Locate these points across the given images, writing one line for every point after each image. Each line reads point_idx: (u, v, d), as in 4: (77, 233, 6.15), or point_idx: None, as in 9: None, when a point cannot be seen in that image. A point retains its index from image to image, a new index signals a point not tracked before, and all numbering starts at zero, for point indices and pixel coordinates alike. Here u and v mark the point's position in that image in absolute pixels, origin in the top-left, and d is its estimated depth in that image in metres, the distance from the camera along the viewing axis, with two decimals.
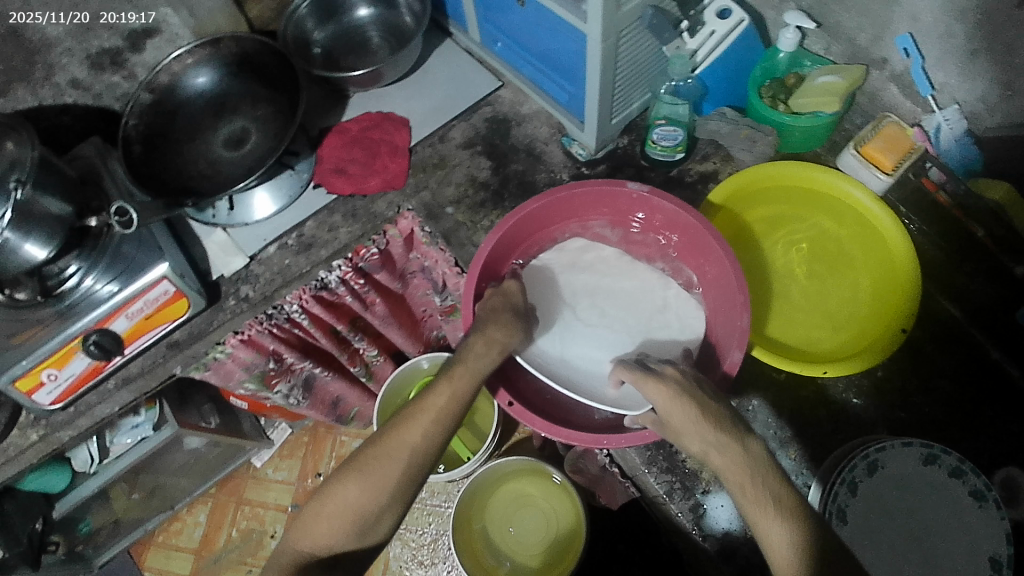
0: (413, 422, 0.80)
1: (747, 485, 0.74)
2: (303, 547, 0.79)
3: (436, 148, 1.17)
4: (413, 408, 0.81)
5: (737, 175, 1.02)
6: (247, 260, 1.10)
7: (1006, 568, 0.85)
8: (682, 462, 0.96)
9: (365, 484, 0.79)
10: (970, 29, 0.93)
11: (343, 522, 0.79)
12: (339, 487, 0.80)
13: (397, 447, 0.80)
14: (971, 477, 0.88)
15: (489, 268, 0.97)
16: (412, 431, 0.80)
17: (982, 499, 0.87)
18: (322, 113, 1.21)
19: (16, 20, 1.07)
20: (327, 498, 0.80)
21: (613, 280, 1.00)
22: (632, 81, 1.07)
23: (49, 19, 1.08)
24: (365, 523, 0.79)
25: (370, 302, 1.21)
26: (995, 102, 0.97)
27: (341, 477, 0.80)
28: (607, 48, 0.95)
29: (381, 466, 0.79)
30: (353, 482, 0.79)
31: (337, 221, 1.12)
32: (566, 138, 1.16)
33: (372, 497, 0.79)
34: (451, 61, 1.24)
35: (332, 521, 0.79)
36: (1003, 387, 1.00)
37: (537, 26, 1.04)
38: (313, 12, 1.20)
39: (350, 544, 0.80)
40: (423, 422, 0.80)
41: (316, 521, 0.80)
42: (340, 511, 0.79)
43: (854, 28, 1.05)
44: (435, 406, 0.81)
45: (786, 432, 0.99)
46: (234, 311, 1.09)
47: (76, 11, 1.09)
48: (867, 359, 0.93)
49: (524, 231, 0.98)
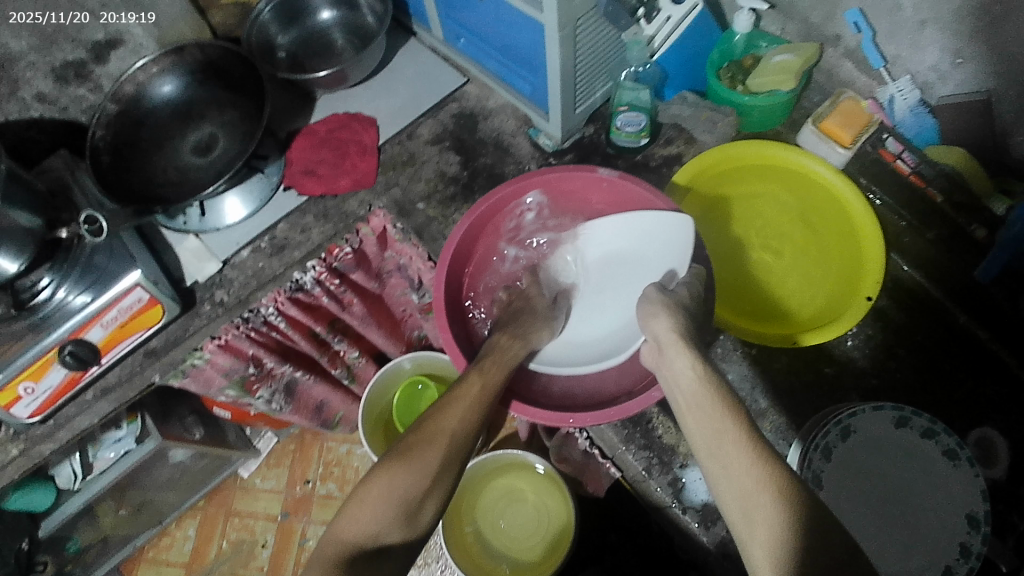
0: (450, 410, 0.79)
1: (708, 414, 0.72)
2: (344, 539, 0.70)
3: (404, 146, 1.18)
4: (446, 399, 0.80)
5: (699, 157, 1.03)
6: (220, 264, 1.11)
7: (984, 523, 0.86)
8: (661, 439, 0.96)
9: (418, 467, 0.74)
10: (917, 0, 0.93)
11: (397, 509, 0.71)
12: (381, 474, 0.73)
13: (437, 431, 0.77)
14: (943, 437, 0.89)
15: (455, 278, 0.98)
16: (450, 418, 0.78)
17: (956, 458, 0.89)
18: (289, 116, 1.21)
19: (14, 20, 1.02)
20: (372, 488, 0.72)
21: (586, 249, 1.00)
22: (592, 72, 1.08)
23: (48, 19, 1.04)
24: (413, 514, 0.72)
25: (347, 302, 1.22)
26: (947, 71, 0.97)
27: (389, 465, 0.74)
28: (566, 37, 0.96)
29: (425, 451, 0.75)
30: (406, 466, 0.73)
31: (309, 222, 1.13)
32: (533, 130, 1.17)
33: (419, 480, 0.73)
34: (416, 60, 1.25)
35: (377, 509, 0.71)
36: (972, 351, 1.01)
37: (496, 19, 1.06)
38: (276, 17, 1.20)
39: (395, 539, 0.72)
40: (460, 408, 0.79)
41: (360, 511, 0.71)
42: (389, 497, 0.72)
43: (808, 8, 1.06)
44: (472, 394, 0.80)
45: (762, 404, 0.99)
46: (209, 316, 1.09)
47: (76, 12, 1.06)
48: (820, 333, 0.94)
49: (483, 227, 1.00)
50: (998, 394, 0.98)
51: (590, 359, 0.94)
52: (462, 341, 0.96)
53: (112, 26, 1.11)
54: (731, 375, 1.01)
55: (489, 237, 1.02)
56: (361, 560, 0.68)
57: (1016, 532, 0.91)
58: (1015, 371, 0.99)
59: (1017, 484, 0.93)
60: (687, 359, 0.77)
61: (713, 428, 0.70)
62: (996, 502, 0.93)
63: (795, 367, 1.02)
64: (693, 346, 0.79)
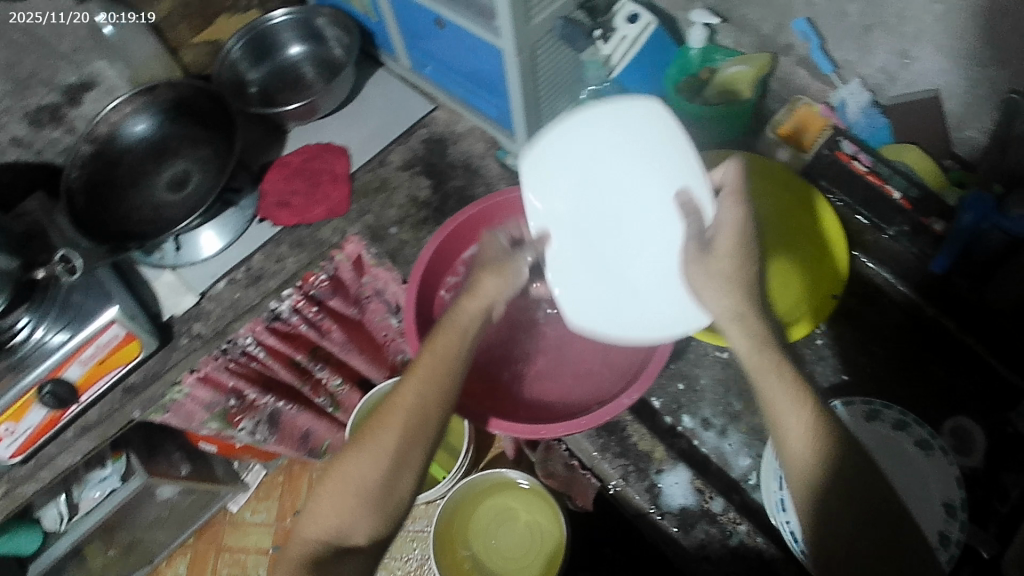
0: (408, 386, 0.75)
1: (775, 390, 0.69)
2: (312, 536, 0.73)
3: (376, 172, 1.20)
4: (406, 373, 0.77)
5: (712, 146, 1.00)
6: (198, 297, 1.13)
7: (961, 511, 0.88)
8: (636, 445, 0.99)
9: (375, 456, 0.73)
10: (862, 7, 0.95)
11: (358, 503, 0.72)
12: (339, 466, 0.74)
13: (393, 410, 0.74)
14: (914, 428, 0.93)
15: (427, 300, 1.00)
16: (406, 395, 0.75)
17: (928, 449, 0.92)
18: (261, 149, 1.23)
19: (15, 20, 1.01)
20: (332, 482, 0.74)
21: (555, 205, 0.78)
22: (555, 92, 1.11)
23: (48, 19, 1.04)
24: (376, 506, 0.73)
25: (325, 330, 1.18)
26: (896, 72, 0.99)
27: (349, 455, 0.74)
28: (524, 61, 1.00)
29: (380, 436, 0.74)
30: (364, 458, 0.73)
31: (284, 251, 1.15)
32: (501, 152, 1.19)
33: (376, 469, 0.73)
34: (385, 89, 1.27)
35: (339, 504, 0.73)
36: (942, 341, 1.05)
37: (458, 46, 1.09)
38: (246, 54, 1.22)
39: (361, 533, 0.73)
40: (415, 382, 0.75)
41: (325, 508, 0.73)
42: (349, 491, 0.72)
43: (759, 20, 1.06)
44: (428, 367, 0.76)
45: (735, 408, 1.01)
46: (188, 349, 1.11)
47: (76, 11, 1.06)
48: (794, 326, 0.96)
49: (455, 248, 1.02)
50: (968, 381, 1.02)
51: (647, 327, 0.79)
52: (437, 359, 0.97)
53: (132, 25, 1.14)
54: (705, 380, 1.03)
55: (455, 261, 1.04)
56: (327, 559, 0.71)
57: (998, 518, 0.94)
58: (983, 356, 1.03)
59: (992, 470, 0.97)
60: (745, 342, 0.70)
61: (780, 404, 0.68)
62: (975, 489, 0.97)
63: None
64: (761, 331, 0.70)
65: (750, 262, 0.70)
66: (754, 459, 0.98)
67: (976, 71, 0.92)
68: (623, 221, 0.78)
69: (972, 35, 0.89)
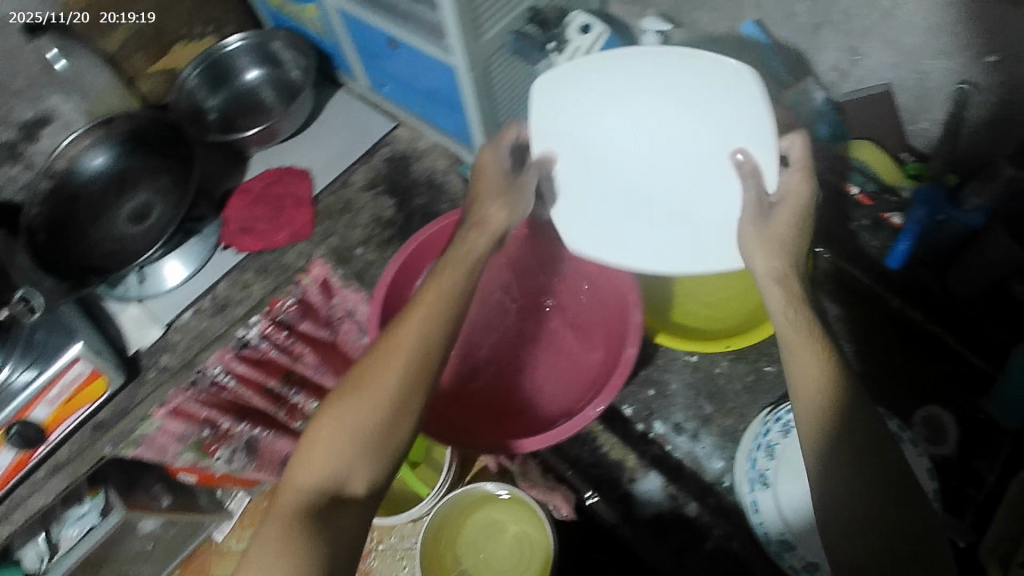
0: (407, 325, 0.71)
1: (796, 359, 0.66)
2: (303, 484, 0.63)
3: (339, 194, 1.19)
4: (404, 313, 0.72)
5: None
6: (163, 328, 1.12)
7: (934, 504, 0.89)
8: (607, 455, 1.01)
9: (377, 389, 0.67)
10: (809, 7, 0.95)
11: (360, 440, 0.65)
12: (336, 405, 0.67)
13: (394, 348, 0.69)
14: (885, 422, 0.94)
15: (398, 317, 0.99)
16: (409, 333, 0.70)
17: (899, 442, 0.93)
18: (223, 176, 1.21)
19: (16, 20, 1.03)
20: (325, 423, 0.66)
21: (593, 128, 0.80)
22: (512, 106, 1.11)
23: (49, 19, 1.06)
24: (378, 446, 0.65)
25: (297, 355, 1.09)
26: (847, 69, 0.99)
27: (344, 393, 0.67)
28: (478, 76, 1.00)
29: (380, 374, 0.68)
30: (364, 392, 0.67)
31: (250, 278, 1.14)
32: (464, 166, 1.18)
33: (377, 406, 0.66)
34: (345, 109, 1.26)
35: (335, 446, 0.65)
36: (912, 335, 1.07)
37: (412, 63, 1.08)
38: (203, 82, 1.22)
39: (362, 479, 0.65)
40: (417, 319, 0.71)
41: (319, 451, 0.65)
42: (349, 428, 0.65)
43: (711, 24, 1.07)
44: (428, 304, 0.72)
45: (706, 410, 1.02)
46: (156, 381, 1.11)
47: (77, 12, 1.08)
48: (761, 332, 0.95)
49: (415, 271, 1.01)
50: (938, 371, 1.05)
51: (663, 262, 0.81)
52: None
53: (112, 26, 1.13)
54: (674, 385, 1.04)
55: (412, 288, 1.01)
56: (321, 507, 0.62)
57: (973, 505, 0.97)
58: (960, 351, 1.04)
59: (965, 458, 1.00)
60: (784, 303, 0.69)
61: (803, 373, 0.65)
62: (950, 478, 0.99)
63: (735, 370, 1.04)
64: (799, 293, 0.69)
65: (804, 237, 0.71)
66: (727, 460, 0.99)
67: (926, 64, 0.92)
68: (663, 161, 0.79)
69: (918, 29, 0.89)
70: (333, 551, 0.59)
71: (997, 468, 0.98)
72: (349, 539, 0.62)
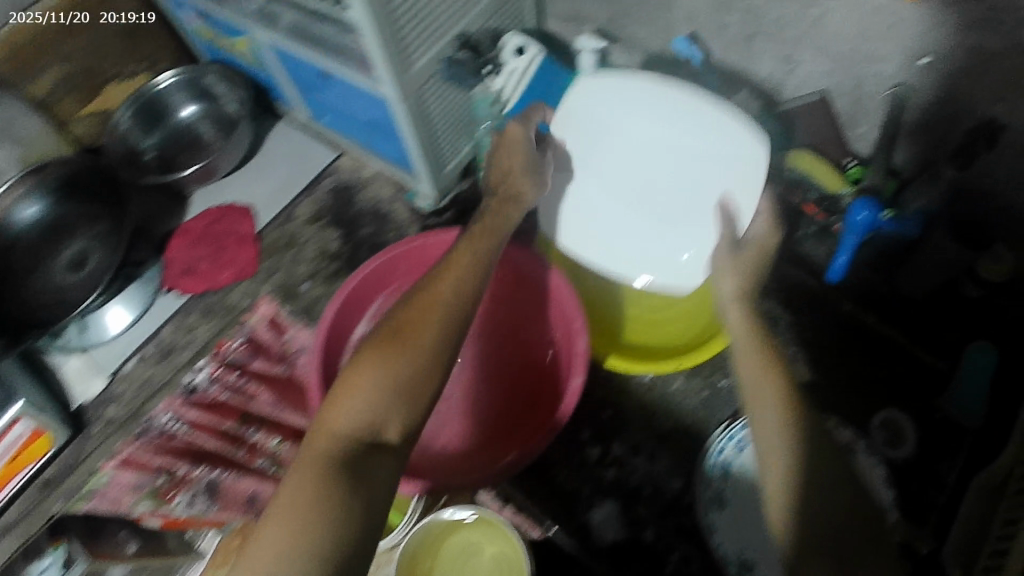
0: (443, 278, 0.70)
1: (752, 364, 0.67)
2: (340, 430, 0.59)
3: (284, 228, 1.16)
4: (436, 272, 0.72)
5: None
6: (107, 379, 1.09)
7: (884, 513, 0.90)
8: (562, 485, 0.99)
9: (414, 345, 0.64)
10: (739, 18, 0.94)
11: (395, 389, 0.61)
12: (368, 352, 0.64)
13: (430, 301, 0.68)
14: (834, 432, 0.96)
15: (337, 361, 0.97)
16: (445, 286, 0.70)
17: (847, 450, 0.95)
18: (163, 217, 1.18)
19: (16, 20, 1.04)
20: (367, 364, 0.63)
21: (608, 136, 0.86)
22: (452, 131, 1.09)
23: (49, 19, 1.07)
24: (419, 390, 0.62)
25: (252, 394, 1.06)
26: (784, 78, 0.98)
27: (382, 344, 0.64)
28: (411, 105, 0.98)
29: (423, 322, 0.66)
30: (401, 345, 0.64)
31: (194, 321, 1.12)
32: (410, 194, 1.17)
33: (419, 356, 0.63)
34: (286, 140, 1.24)
35: (373, 393, 0.61)
36: (870, 339, 1.06)
37: (346, 93, 1.06)
38: (138, 121, 1.19)
39: (396, 428, 0.61)
40: (455, 274, 0.71)
41: (352, 399, 0.61)
42: (382, 378, 0.62)
43: (648, 39, 1.05)
44: (465, 263, 0.73)
45: (663, 428, 1.02)
46: (102, 435, 1.07)
47: (78, 12, 1.10)
48: (698, 354, 0.93)
49: (359, 311, 1.00)
50: (885, 367, 1.04)
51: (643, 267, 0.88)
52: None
53: (111, 26, 1.15)
54: (630, 405, 1.03)
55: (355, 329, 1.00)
56: (359, 453, 0.58)
57: (936, 509, 0.96)
58: (912, 350, 1.04)
59: (926, 460, 0.99)
60: (739, 315, 0.73)
61: (754, 374, 0.67)
62: (910, 482, 0.98)
63: (689, 387, 1.03)
64: (754, 310, 0.73)
65: (760, 275, 0.77)
66: (686, 479, 0.98)
67: (859, 70, 0.91)
68: (658, 183, 0.84)
69: (849, 36, 0.88)
70: (363, 502, 0.55)
71: (957, 468, 0.97)
72: (382, 491, 0.58)
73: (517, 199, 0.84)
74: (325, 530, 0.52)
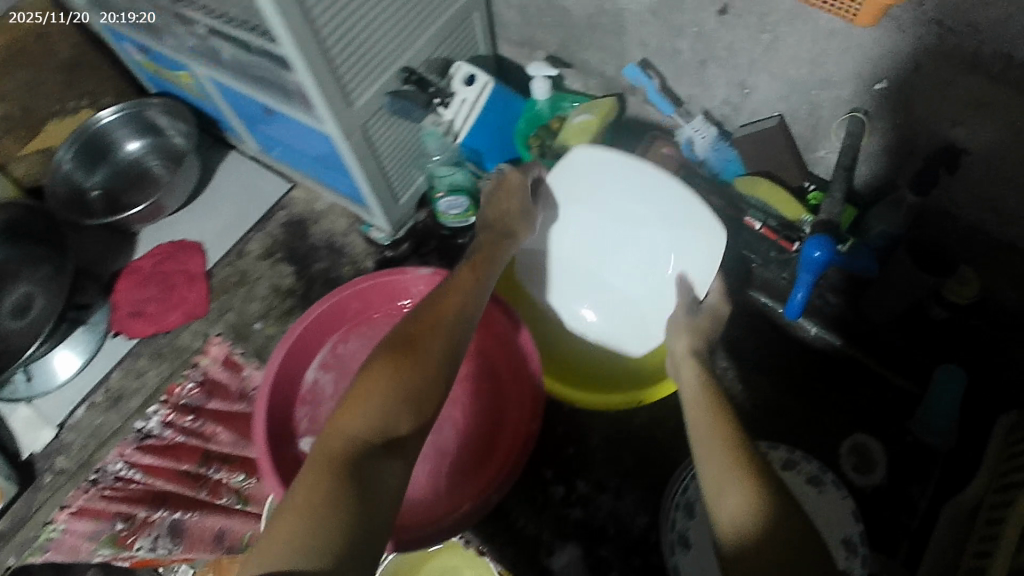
0: (448, 296, 0.74)
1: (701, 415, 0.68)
2: (349, 434, 0.60)
3: (235, 265, 1.14)
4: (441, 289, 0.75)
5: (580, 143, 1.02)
6: (56, 429, 1.06)
7: (860, 546, 0.86)
8: (523, 530, 0.96)
9: (421, 359, 0.66)
10: (691, 42, 0.92)
11: (403, 398, 0.63)
12: (380, 358, 0.66)
13: (439, 314, 0.71)
14: (803, 465, 0.92)
15: (285, 411, 0.91)
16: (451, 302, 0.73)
17: (820, 484, 0.90)
18: (110, 257, 1.17)
19: (16, 20, 1.05)
20: (376, 373, 0.64)
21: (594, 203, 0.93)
22: (403, 163, 1.06)
23: (48, 19, 1.09)
24: (423, 400, 0.64)
25: (211, 435, 1.03)
26: (739, 102, 0.95)
27: (391, 354, 0.66)
28: (356, 141, 0.95)
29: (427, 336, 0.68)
30: (409, 356, 0.66)
31: (144, 365, 1.09)
32: (365, 226, 1.14)
33: (424, 366, 0.66)
34: (238, 173, 1.21)
35: (383, 401, 0.63)
36: (835, 363, 1.02)
37: (291, 128, 1.02)
38: (79, 164, 1.15)
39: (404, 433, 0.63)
40: (460, 291, 0.75)
41: (361, 405, 0.62)
42: (390, 387, 0.63)
43: (600, 63, 1.04)
44: (468, 281, 0.77)
45: (627, 464, 0.99)
46: (52, 486, 1.03)
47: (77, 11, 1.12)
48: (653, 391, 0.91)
49: (306, 358, 0.95)
50: (854, 393, 1.00)
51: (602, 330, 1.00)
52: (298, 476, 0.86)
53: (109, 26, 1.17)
54: (594, 441, 1.01)
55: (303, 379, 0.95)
56: (371, 457, 0.59)
57: (908, 533, 0.92)
58: (883, 374, 1.00)
59: (898, 483, 0.95)
60: (690, 371, 0.75)
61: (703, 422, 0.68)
62: (881, 507, 0.94)
63: (654, 421, 1.01)
64: (703, 359, 0.77)
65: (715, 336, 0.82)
66: (652, 516, 0.95)
67: (815, 94, 0.88)
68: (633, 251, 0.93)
69: (803, 60, 0.85)
70: (372, 502, 0.56)
71: (929, 492, 0.93)
72: (390, 494, 0.59)
73: (510, 237, 0.85)
74: (335, 525, 0.53)
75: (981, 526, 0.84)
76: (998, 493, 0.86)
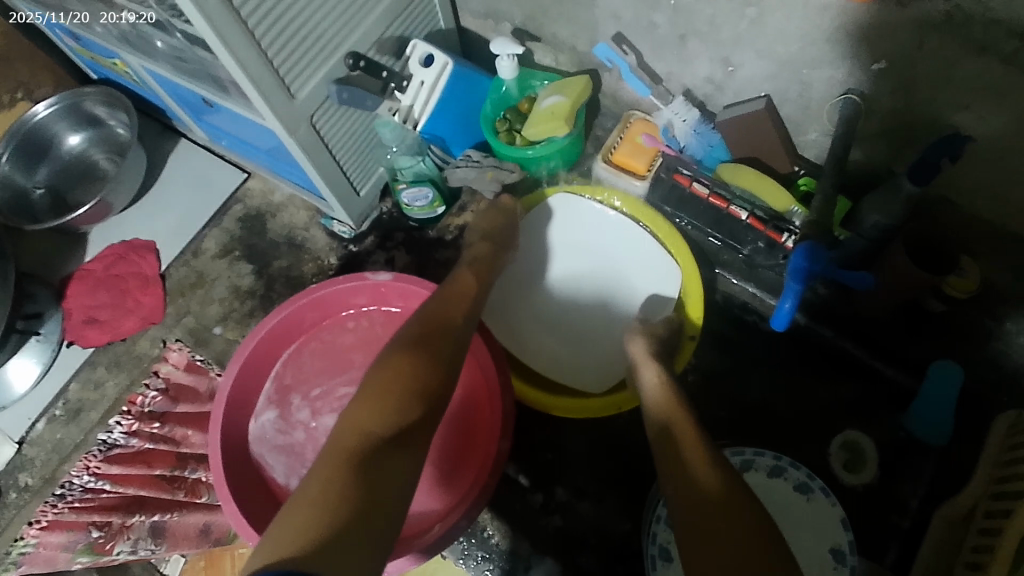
0: (455, 303, 0.78)
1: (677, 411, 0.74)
2: (366, 429, 0.63)
3: (191, 265, 1.09)
4: (449, 292, 0.79)
5: (548, 120, 0.93)
6: (16, 446, 1.02)
7: (849, 556, 0.82)
8: (499, 544, 0.92)
9: (429, 362, 0.71)
10: (669, 16, 0.82)
11: (414, 395, 0.67)
12: (393, 357, 0.70)
13: (447, 319, 0.76)
14: (791, 472, 0.86)
15: (243, 431, 0.87)
16: (456, 311, 0.77)
17: (808, 492, 0.85)
18: (61, 259, 1.11)
19: (16, 20, 1.09)
20: (385, 374, 0.68)
21: (582, 231, 0.99)
22: (360, 153, 0.99)
23: None
24: (426, 402, 0.68)
25: (182, 439, 0.99)
26: (723, 80, 0.87)
27: (401, 356, 0.70)
28: (304, 138, 0.87)
29: (441, 342, 0.73)
30: (416, 358, 0.70)
31: (101, 375, 1.04)
32: (326, 219, 1.08)
33: (436, 372, 0.70)
34: (193, 163, 1.16)
35: (395, 398, 0.66)
36: (824, 354, 0.97)
37: (235, 120, 0.94)
38: (18, 164, 1.07)
39: (411, 428, 0.66)
40: (464, 299, 0.79)
41: (369, 404, 0.66)
42: (401, 386, 0.67)
43: (571, 36, 0.96)
44: (468, 291, 0.80)
45: (607, 470, 0.94)
46: (18, 505, 1.00)
47: None
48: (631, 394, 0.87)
49: (261, 370, 0.90)
50: (841, 387, 0.94)
51: (564, 324, 0.97)
52: (257, 504, 0.83)
53: None
54: (572, 445, 0.96)
55: (262, 390, 0.91)
56: (384, 451, 0.62)
57: (899, 534, 0.87)
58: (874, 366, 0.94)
59: (890, 483, 0.90)
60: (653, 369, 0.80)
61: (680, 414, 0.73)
62: (871, 507, 0.89)
63: (636, 423, 0.96)
64: (662, 359, 0.82)
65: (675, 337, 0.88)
66: (635, 522, 0.91)
67: (806, 73, 0.79)
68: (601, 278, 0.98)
69: (793, 37, 0.76)
70: (377, 499, 0.59)
71: (922, 490, 0.88)
72: (401, 487, 0.61)
73: (505, 247, 0.90)
74: (350, 517, 0.56)
75: (974, 534, 0.79)
76: (994, 500, 0.79)
